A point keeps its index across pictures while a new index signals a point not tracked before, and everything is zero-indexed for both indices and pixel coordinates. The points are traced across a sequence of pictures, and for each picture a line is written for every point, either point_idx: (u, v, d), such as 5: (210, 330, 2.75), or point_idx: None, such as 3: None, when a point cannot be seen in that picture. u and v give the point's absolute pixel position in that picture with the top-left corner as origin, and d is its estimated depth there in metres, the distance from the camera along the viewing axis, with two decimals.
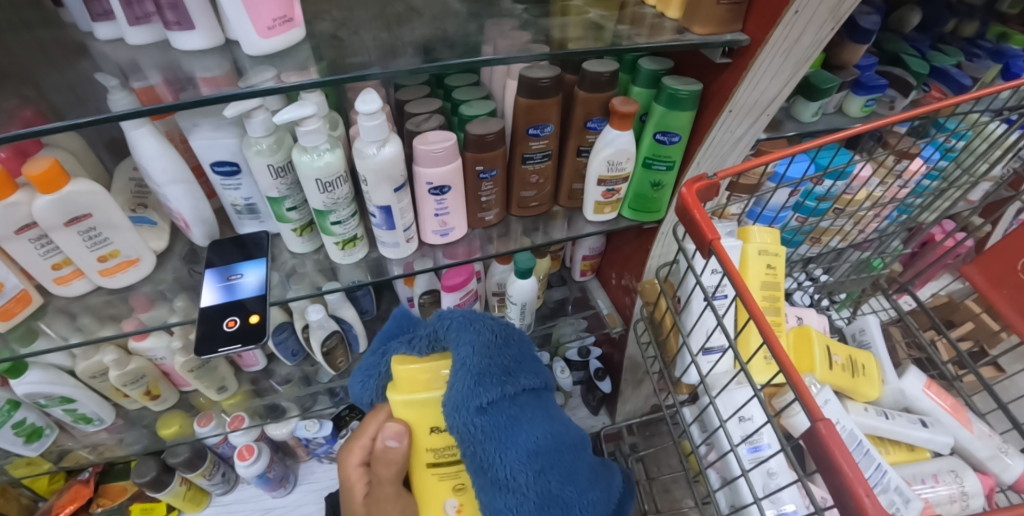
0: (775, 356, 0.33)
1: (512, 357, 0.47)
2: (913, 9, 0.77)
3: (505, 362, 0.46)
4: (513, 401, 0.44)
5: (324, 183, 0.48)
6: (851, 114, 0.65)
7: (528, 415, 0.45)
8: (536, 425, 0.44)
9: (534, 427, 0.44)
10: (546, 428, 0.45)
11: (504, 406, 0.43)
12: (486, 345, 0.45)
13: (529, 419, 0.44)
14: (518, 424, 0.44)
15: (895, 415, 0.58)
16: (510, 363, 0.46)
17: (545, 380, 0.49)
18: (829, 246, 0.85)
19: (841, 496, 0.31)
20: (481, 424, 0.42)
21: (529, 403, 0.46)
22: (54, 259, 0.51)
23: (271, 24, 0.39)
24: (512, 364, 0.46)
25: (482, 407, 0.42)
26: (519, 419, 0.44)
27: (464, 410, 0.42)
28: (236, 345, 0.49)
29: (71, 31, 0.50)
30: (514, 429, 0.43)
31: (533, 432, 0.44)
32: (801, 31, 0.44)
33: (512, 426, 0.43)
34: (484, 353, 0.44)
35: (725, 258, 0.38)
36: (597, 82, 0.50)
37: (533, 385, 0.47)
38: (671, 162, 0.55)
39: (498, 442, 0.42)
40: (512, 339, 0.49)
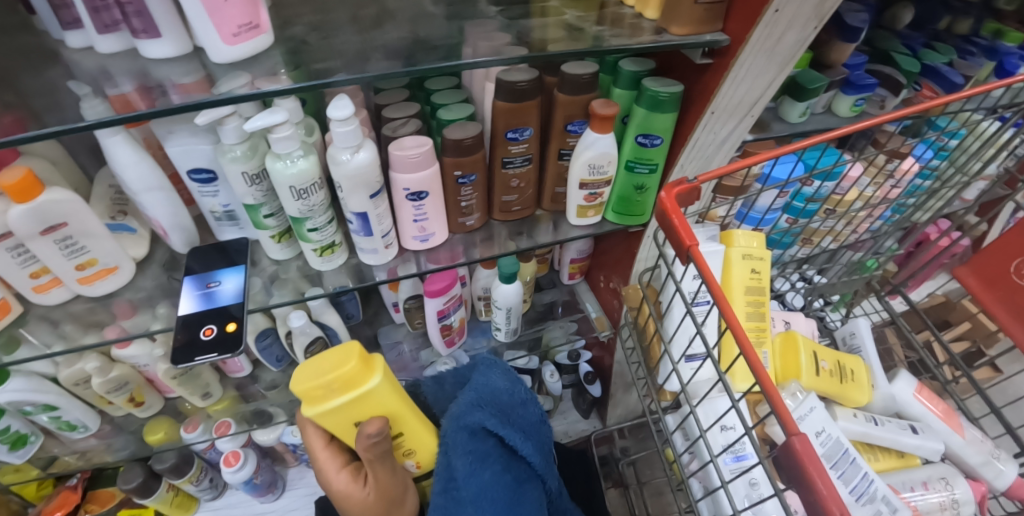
0: (750, 370, 0.32)
1: (528, 413, 0.58)
2: (906, 6, 0.76)
3: (512, 434, 0.53)
4: (485, 443, 0.52)
5: (298, 190, 0.47)
6: (840, 114, 0.64)
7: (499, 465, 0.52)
8: (496, 482, 0.50)
9: (496, 480, 0.51)
10: (489, 482, 0.50)
11: (481, 436, 0.53)
12: (506, 387, 0.58)
13: (501, 471, 0.51)
14: (466, 465, 0.51)
15: (885, 421, 0.57)
16: (511, 427, 0.54)
17: (537, 467, 0.55)
18: (822, 247, 0.83)
19: (816, 513, 0.30)
20: (456, 434, 0.53)
21: (508, 467, 0.52)
22: (32, 268, 0.51)
23: (236, 31, 0.38)
24: (518, 423, 0.57)
25: (468, 431, 0.53)
26: (485, 467, 0.51)
27: (460, 427, 0.53)
28: (213, 354, 0.49)
29: (44, 38, 0.49)
30: (473, 463, 0.51)
31: (489, 481, 0.50)
32: (783, 30, 0.43)
33: (465, 447, 0.52)
34: (498, 401, 0.57)
35: (703, 265, 0.37)
36: (577, 84, 0.49)
37: (523, 452, 0.53)
38: (654, 165, 0.54)
39: (451, 429, 0.54)
40: (519, 400, 0.59)
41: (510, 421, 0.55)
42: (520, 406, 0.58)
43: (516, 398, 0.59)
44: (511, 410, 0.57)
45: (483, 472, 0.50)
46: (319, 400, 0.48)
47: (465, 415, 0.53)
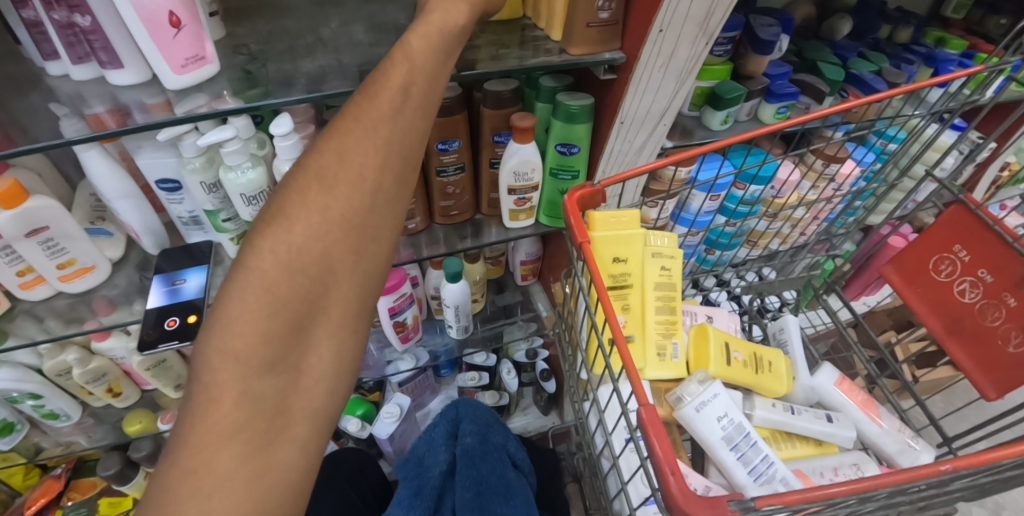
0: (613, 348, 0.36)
1: (501, 443, 0.73)
2: (842, 17, 0.80)
3: (501, 448, 0.73)
4: (491, 458, 0.70)
5: (249, 197, 0.53)
6: (766, 121, 0.69)
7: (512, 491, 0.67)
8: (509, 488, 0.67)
9: (512, 487, 0.67)
10: (499, 489, 0.66)
11: (493, 453, 0.71)
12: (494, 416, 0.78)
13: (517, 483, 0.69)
14: (487, 468, 0.69)
15: (802, 411, 0.60)
16: (500, 454, 0.71)
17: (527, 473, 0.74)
18: (769, 248, 0.87)
19: (658, 473, 0.34)
20: (474, 462, 0.69)
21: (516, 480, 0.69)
22: (19, 267, 0.57)
23: (184, 63, 0.45)
24: (498, 440, 0.73)
25: (468, 461, 0.69)
26: (496, 476, 0.68)
27: (478, 456, 0.70)
28: (173, 342, 0.56)
29: (30, 67, 0.56)
30: (483, 481, 0.67)
31: (499, 485, 0.67)
32: (672, 47, 0.49)
33: (484, 476, 0.68)
34: (489, 444, 0.73)
35: (588, 259, 0.42)
36: (498, 99, 0.54)
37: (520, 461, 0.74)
38: (576, 172, 0.59)
39: (476, 466, 0.69)
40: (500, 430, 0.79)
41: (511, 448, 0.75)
42: (489, 432, 0.74)
43: (495, 428, 0.76)
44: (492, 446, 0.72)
45: (501, 489, 0.66)
46: (602, 224, 0.49)
47: (470, 449, 0.71)
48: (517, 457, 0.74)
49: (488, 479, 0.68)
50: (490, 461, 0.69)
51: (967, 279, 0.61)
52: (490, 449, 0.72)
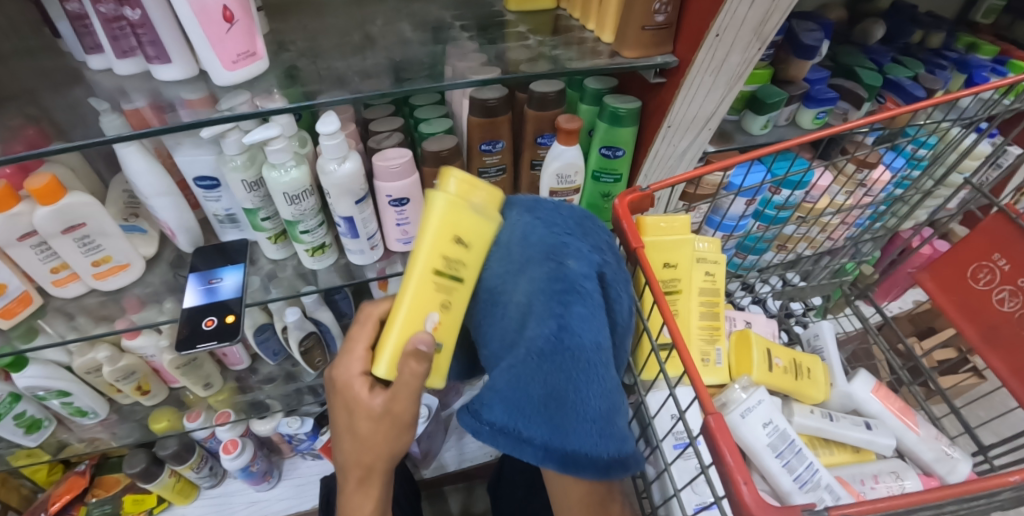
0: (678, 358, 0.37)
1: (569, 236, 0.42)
2: (876, 22, 0.79)
3: (557, 221, 0.42)
4: (578, 312, 0.39)
5: (291, 196, 0.52)
6: (804, 126, 0.68)
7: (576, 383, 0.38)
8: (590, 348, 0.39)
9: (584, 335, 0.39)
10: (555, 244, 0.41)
11: (582, 303, 0.39)
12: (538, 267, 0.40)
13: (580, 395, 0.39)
14: (539, 284, 0.40)
15: (840, 417, 0.60)
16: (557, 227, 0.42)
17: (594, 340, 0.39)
18: (798, 253, 0.87)
19: (726, 482, 0.35)
20: (537, 353, 0.39)
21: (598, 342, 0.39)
22: (52, 264, 0.57)
23: (236, 58, 0.44)
24: (571, 249, 0.41)
25: (520, 355, 0.40)
26: (564, 287, 0.39)
27: (523, 246, 0.41)
28: (212, 342, 0.55)
29: (73, 62, 0.57)
30: (540, 381, 0.39)
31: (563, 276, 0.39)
32: (725, 52, 0.48)
33: (537, 362, 0.39)
34: (560, 222, 0.42)
35: (645, 265, 0.42)
36: (543, 101, 0.54)
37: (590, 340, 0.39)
38: (619, 175, 0.58)
39: (540, 322, 0.39)
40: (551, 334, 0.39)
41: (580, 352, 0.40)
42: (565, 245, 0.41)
43: (560, 221, 0.42)
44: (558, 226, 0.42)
45: (555, 248, 0.40)
46: (654, 230, 0.49)
47: (515, 278, 0.40)
48: (582, 266, 0.40)
49: (545, 238, 0.41)
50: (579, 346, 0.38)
51: (1007, 288, 0.61)
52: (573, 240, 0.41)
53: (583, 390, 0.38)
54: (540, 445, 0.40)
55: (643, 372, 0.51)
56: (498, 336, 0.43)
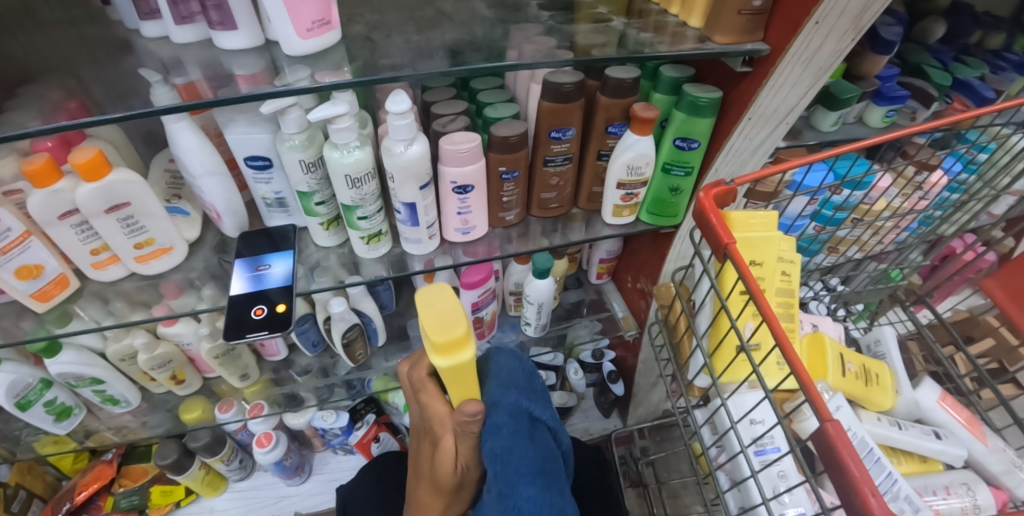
0: (786, 357, 0.35)
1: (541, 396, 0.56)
2: (937, 21, 0.76)
3: (518, 374, 0.53)
4: (546, 466, 0.47)
5: (353, 179, 0.49)
6: (872, 125, 0.65)
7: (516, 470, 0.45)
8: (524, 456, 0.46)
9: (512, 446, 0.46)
10: (529, 386, 0.54)
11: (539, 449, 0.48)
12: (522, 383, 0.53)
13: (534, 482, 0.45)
14: (501, 446, 0.45)
15: (909, 426, 0.58)
16: (525, 372, 0.55)
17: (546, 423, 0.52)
18: (847, 256, 0.81)
19: (847, 494, 0.32)
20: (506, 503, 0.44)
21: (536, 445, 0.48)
22: (93, 245, 0.54)
23: (310, 26, 0.42)
24: (534, 391, 0.55)
25: (505, 491, 0.44)
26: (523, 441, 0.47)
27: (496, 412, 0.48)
28: (262, 332, 0.51)
29: (119, 32, 0.54)
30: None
31: (535, 391, 0.55)
32: (821, 42, 0.45)
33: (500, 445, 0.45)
34: (518, 377, 0.53)
35: (742, 261, 0.40)
36: (619, 88, 0.51)
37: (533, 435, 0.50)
38: (690, 168, 0.56)
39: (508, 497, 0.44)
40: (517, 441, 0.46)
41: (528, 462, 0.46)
42: (531, 379, 0.56)
43: (518, 366, 0.56)
44: (523, 382, 0.54)
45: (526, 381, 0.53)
46: (743, 225, 0.48)
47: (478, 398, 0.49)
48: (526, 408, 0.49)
49: (519, 403, 0.49)
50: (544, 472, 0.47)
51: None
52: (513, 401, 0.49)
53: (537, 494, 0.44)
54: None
55: (723, 375, 0.49)
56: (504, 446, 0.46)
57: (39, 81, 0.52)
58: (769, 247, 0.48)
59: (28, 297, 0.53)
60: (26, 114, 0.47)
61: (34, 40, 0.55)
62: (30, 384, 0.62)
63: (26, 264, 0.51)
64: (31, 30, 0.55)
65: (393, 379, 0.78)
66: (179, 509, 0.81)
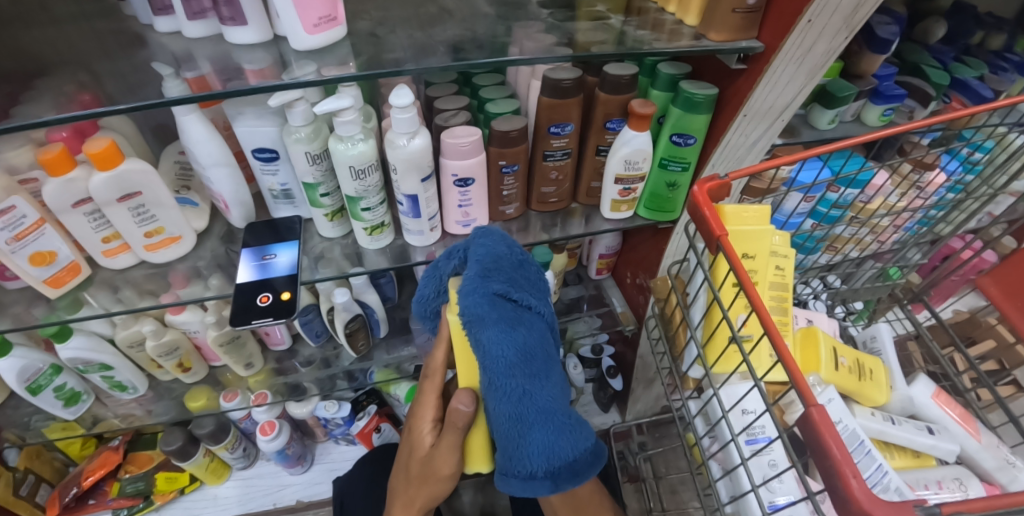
0: (773, 344, 0.36)
1: (542, 288, 0.48)
2: (937, 21, 0.76)
3: (501, 254, 0.44)
4: (536, 362, 0.42)
5: (357, 170, 0.51)
6: (869, 123, 0.66)
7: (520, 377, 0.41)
8: (511, 351, 0.40)
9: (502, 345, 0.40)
10: (513, 272, 0.45)
11: (538, 347, 0.43)
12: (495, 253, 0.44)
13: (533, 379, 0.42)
14: (494, 335, 0.40)
15: (902, 421, 0.58)
16: (509, 257, 0.45)
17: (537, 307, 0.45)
18: (846, 255, 0.82)
19: (830, 476, 0.33)
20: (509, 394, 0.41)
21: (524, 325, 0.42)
22: (104, 233, 0.56)
23: (317, 22, 0.43)
24: (521, 283, 0.45)
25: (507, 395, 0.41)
26: (517, 333, 0.41)
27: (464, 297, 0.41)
28: (267, 319, 0.52)
29: (132, 28, 0.56)
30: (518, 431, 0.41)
31: (527, 285, 0.45)
32: (814, 40, 0.46)
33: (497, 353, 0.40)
34: (500, 262, 0.44)
35: (733, 252, 0.41)
36: (617, 84, 0.52)
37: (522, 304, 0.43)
38: (687, 164, 0.57)
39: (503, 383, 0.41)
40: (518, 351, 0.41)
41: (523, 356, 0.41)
42: (520, 268, 0.46)
43: (503, 245, 0.46)
44: (499, 265, 0.44)
45: (514, 273, 0.44)
46: (736, 218, 0.48)
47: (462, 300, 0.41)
48: (501, 288, 0.42)
49: (494, 292, 0.41)
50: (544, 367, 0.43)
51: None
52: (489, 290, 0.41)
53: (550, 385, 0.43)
54: (526, 477, 0.42)
55: (716, 366, 0.50)
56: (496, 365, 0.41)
57: (54, 74, 0.54)
58: (762, 241, 0.49)
59: (40, 283, 0.55)
60: (41, 106, 0.49)
61: (49, 34, 0.56)
62: (41, 369, 0.63)
63: (40, 251, 0.53)
64: (47, 25, 0.57)
65: (395, 370, 0.79)
66: (183, 496, 0.83)
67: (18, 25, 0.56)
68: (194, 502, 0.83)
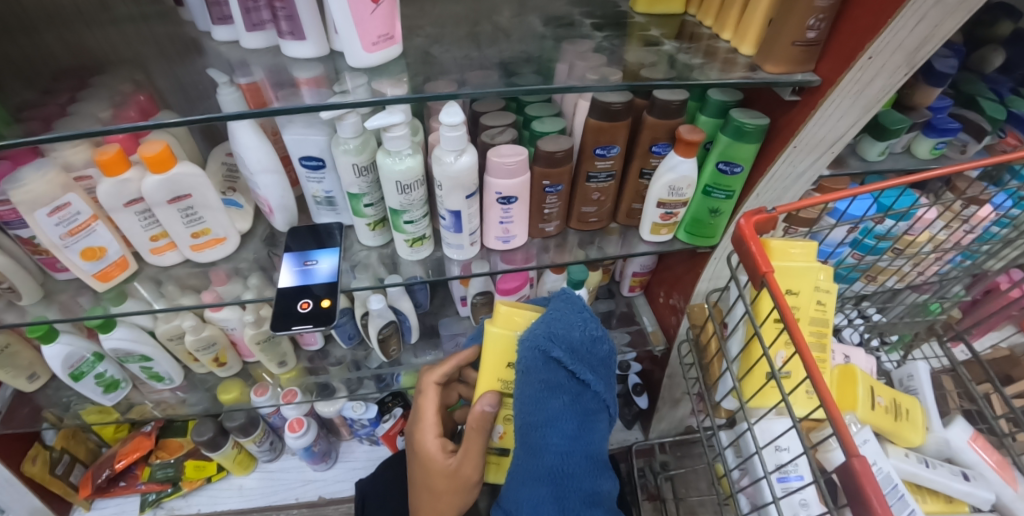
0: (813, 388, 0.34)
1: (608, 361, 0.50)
2: (998, 48, 0.73)
3: (572, 323, 0.48)
4: (572, 425, 0.47)
5: (403, 185, 0.51)
6: (919, 156, 0.65)
7: (553, 426, 0.47)
8: (559, 414, 0.47)
9: (544, 403, 0.46)
10: (582, 346, 0.48)
11: (584, 422, 0.48)
12: (566, 320, 0.48)
13: (568, 434, 0.47)
14: (534, 391, 0.46)
15: (937, 465, 0.57)
16: (581, 329, 0.48)
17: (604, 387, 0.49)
18: (885, 286, 0.81)
19: None
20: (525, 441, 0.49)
21: (575, 395, 0.47)
22: (153, 231, 0.57)
23: (375, 40, 0.43)
24: (587, 357, 0.48)
25: (532, 443, 0.48)
26: (555, 397, 0.47)
27: (528, 350, 0.46)
28: (308, 325, 0.53)
29: (188, 31, 0.57)
30: (532, 474, 0.49)
31: (592, 362, 0.49)
32: (873, 75, 0.45)
33: (529, 408, 0.47)
34: (570, 331, 0.47)
35: (778, 290, 0.41)
36: (667, 110, 0.52)
37: (584, 376, 0.47)
38: (731, 192, 0.56)
39: (539, 433, 0.47)
40: (552, 410, 0.47)
41: (568, 416, 0.47)
42: (592, 343, 0.49)
43: (577, 316, 0.49)
44: (567, 337, 0.47)
45: (573, 340, 0.47)
46: (782, 253, 0.48)
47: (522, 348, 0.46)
48: (558, 355, 0.46)
49: (551, 350, 0.46)
50: (587, 443, 0.49)
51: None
52: (544, 351, 0.46)
53: (567, 436, 0.47)
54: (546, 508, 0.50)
55: (751, 400, 0.50)
56: (535, 417, 0.47)
57: (109, 71, 0.56)
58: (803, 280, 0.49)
59: (90, 276, 0.57)
60: (99, 104, 0.50)
61: (109, 33, 0.58)
62: (84, 357, 0.66)
63: (91, 247, 0.55)
64: (107, 25, 0.59)
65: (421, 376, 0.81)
66: (209, 485, 0.86)
67: (80, 25, 0.58)
68: (219, 491, 0.85)
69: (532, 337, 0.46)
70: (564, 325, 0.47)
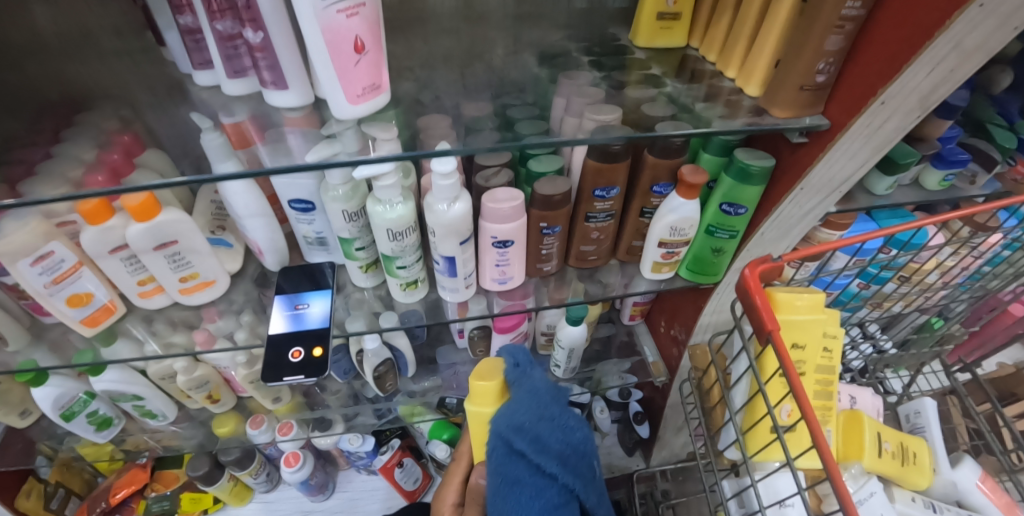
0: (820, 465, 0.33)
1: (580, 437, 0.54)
2: (1003, 71, 0.70)
3: (539, 408, 0.52)
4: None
5: (394, 232, 0.49)
6: (927, 187, 0.63)
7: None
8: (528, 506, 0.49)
9: (516, 495, 0.49)
10: (549, 433, 0.51)
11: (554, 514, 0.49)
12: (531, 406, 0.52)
13: None
14: (503, 483, 0.50)
15: (944, 509, 0.56)
16: (545, 419, 0.51)
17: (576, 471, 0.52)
18: (891, 311, 0.80)
19: None
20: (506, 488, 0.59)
21: (542, 490, 0.49)
22: (140, 276, 0.55)
23: (361, 92, 0.40)
24: (555, 440, 0.51)
25: None
26: (518, 490, 0.50)
27: (495, 437, 0.52)
28: (300, 376, 0.52)
29: (173, 68, 0.55)
30: None
31: (564, 447, 0.52)
32: (885, 118, 0.42)
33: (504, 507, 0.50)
34: (535, 419, 0.51)
35: (784, 353, 0.39)
36: (668, 149, 0.50)
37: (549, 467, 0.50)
38: (735, 232, 0.55)
39: None
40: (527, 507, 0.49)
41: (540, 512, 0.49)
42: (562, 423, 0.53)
43: (546, 403, 0.53)
44: (532, 426, 0.51)
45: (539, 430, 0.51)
46: (786, 307, 0.46)
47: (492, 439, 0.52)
48: (520, 448, 0.50)
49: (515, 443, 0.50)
50: None
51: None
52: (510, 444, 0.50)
53: None
54: None
55: (756, 455, 0.49)
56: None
57: (93, 107, 0.57)
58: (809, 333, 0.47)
59: (77, 322, 0.55)
60: (80, 145, 0.50)
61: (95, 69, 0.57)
62: (75, 397, 0.65)
63: (76, 293, 0.53)
64: (90, 60, 0.57)
65: (417, 404, 0.78)
66: None
67: (62, 60, 0.56)
68: None
69: (500, 427, 0.51)
70: (530, 414, 0.51)
